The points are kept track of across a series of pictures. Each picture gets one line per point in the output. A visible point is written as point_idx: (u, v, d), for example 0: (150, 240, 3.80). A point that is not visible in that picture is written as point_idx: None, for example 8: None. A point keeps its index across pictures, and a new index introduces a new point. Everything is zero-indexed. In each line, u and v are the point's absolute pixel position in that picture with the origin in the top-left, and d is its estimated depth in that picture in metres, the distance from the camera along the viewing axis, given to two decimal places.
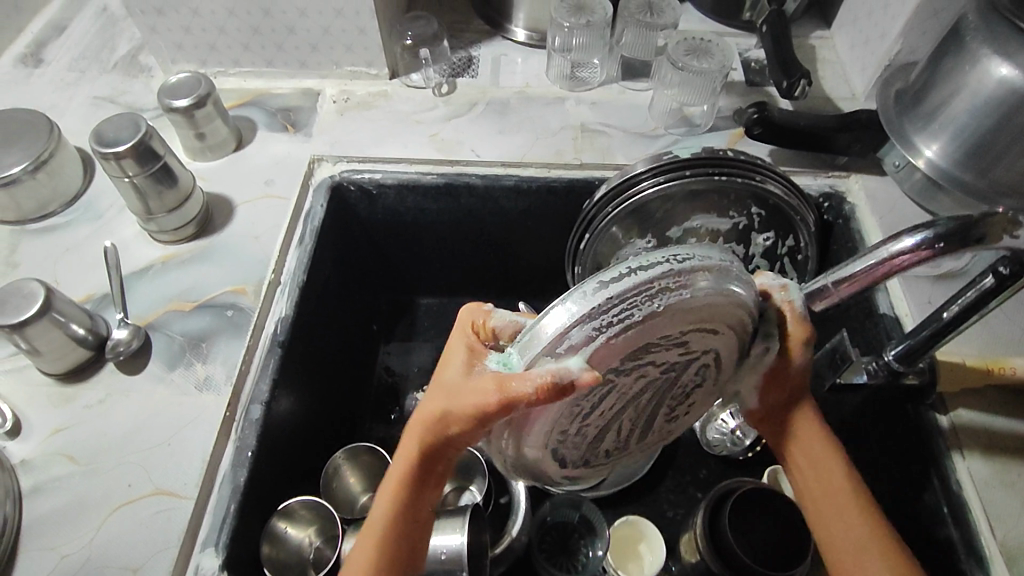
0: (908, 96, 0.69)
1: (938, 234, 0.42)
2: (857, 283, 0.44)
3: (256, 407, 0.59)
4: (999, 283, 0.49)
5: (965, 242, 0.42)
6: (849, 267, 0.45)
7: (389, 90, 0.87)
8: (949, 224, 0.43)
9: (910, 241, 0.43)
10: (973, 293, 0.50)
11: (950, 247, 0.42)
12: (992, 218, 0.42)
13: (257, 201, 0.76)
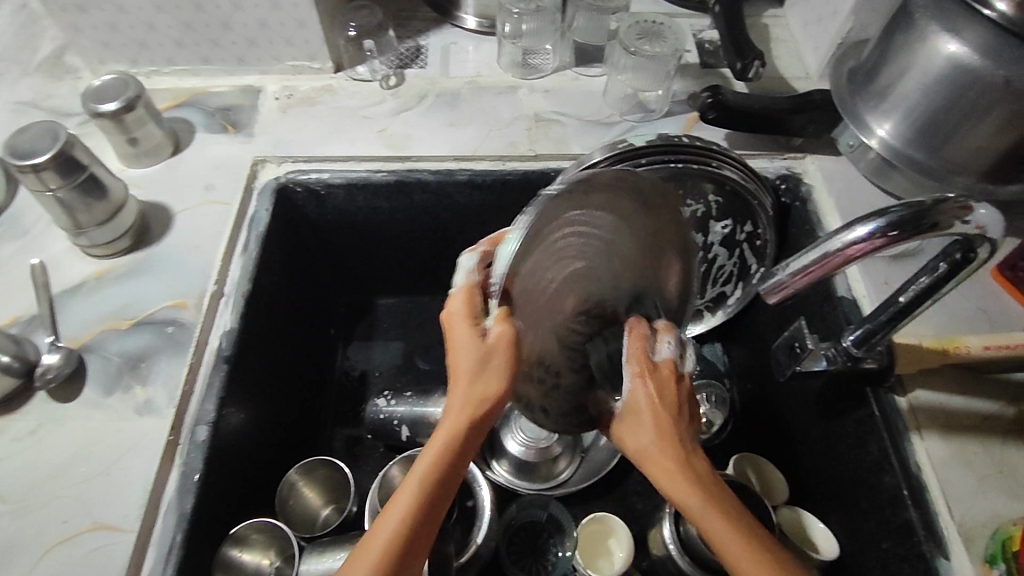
0: (860, 74, 0.69)
1: (890, 222, 0.41)
2: (813, 274, 0.43)
3: (202, 428, 0.57)
4: (952, 269, 0.48)
5: (920, 229, 0.41)
6: (801, 259, 0.43)
7: (335, 84, 0.83)
8: (901, 210, 0.41)
9: (863, 231, 0.41)
10: (927, 279, 0.50)
11: (904, 235, 0.41)
12: (943, 204, 0.41)
13: (197, 208, 0.72)
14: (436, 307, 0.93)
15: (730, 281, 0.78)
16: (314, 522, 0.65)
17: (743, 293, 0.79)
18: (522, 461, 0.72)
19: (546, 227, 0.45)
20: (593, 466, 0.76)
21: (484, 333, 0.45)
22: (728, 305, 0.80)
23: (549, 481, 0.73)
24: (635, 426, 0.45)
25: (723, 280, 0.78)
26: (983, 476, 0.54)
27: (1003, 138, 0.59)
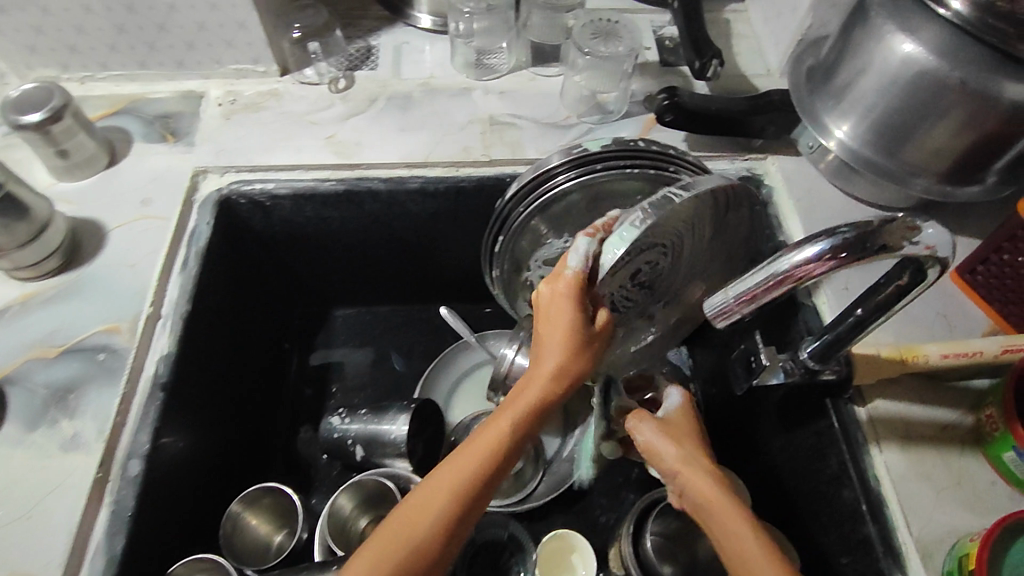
0: (819, 73, 0.67)
1: (837, 243, 0.38)
2: (759, 296, 0.41)
3: (134, 462, 0.54)
4: (903, 288, 0.45)
5: (867, 252, 0.38)
6: (748, 280, 0.41)
7: (280, 88, 0.80)
8: (852, 230, 0.38)
9: (812, 252, 0.39)
10: (880, 295, 0.46)
11: (852, 258, 0.38)
12: (892, 223, 0.38)
13: (132, 224, 0.68)
14: (395, 317, 0.90)
15: None
16: (267, 549, 0.62)
17: None
18: None
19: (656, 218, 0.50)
20: (561, 475, 0.76)
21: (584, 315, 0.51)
22: None
23: (521, 491, 0.72)
24: (675, 440, 0.52)
25: None
26: (940, 489, 0.53)
27: (960, 141, 0.58)
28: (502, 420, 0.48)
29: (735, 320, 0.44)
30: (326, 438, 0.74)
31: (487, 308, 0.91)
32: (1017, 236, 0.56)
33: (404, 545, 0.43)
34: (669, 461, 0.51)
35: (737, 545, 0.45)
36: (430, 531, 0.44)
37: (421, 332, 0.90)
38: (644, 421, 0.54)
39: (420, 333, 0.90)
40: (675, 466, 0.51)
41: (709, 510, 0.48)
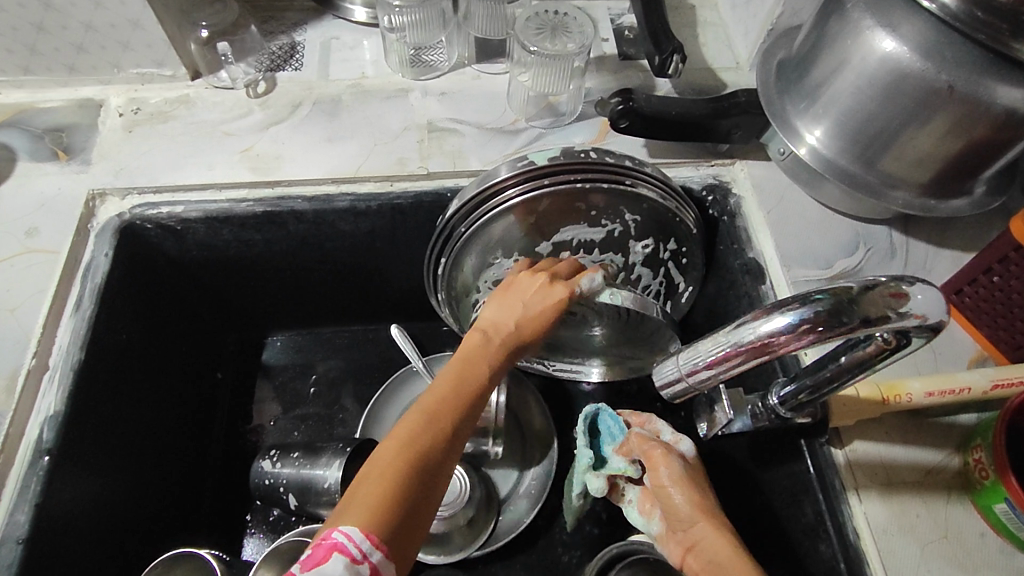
0: (790, 70, 0.60)
1: (810, 315, 0.32)
2: (720, 369, 0.36)
3: (9, 548, 0.47)
4: (887, 349, 0.37)
5: (844, 326, 0.32)
6: (703, 349, 0.36)
7: (192, 94, 0.71)
8: (829, 298, 0.32)
9: (781, 323, 0.33)
10: (861, 349, 0.39)
11: (828, 332, 0.32)
12: (872, 290, 0.32)
13: (15, 261, 0.60)
14: (338, 337, 0.81)
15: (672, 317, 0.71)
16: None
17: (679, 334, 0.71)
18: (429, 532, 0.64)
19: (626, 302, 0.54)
20: (516, 516, 0.69)
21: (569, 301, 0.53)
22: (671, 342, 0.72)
23: (468, 546, 0.66)
24: (684, 481, 0.52)
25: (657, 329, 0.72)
26: (924, 543, 0.48)
27: (944, 149, 0.52)
28: (488, 353, 0.51)
29: (694, 390, 0.39)
30: (256, 486, 0.67)
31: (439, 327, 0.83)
32: (1008, 258, 0.51)
33: (416, 455, 0.42)
34: (688, 507, 0.50)
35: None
36: (440, 441, 0.43)
37: (370, 355, 0.81)
38: (668, 464, 0.53)
39: (367, 356, 0.80)
40: (695, 513, 0.50)
41: (722, 566, 0.45)
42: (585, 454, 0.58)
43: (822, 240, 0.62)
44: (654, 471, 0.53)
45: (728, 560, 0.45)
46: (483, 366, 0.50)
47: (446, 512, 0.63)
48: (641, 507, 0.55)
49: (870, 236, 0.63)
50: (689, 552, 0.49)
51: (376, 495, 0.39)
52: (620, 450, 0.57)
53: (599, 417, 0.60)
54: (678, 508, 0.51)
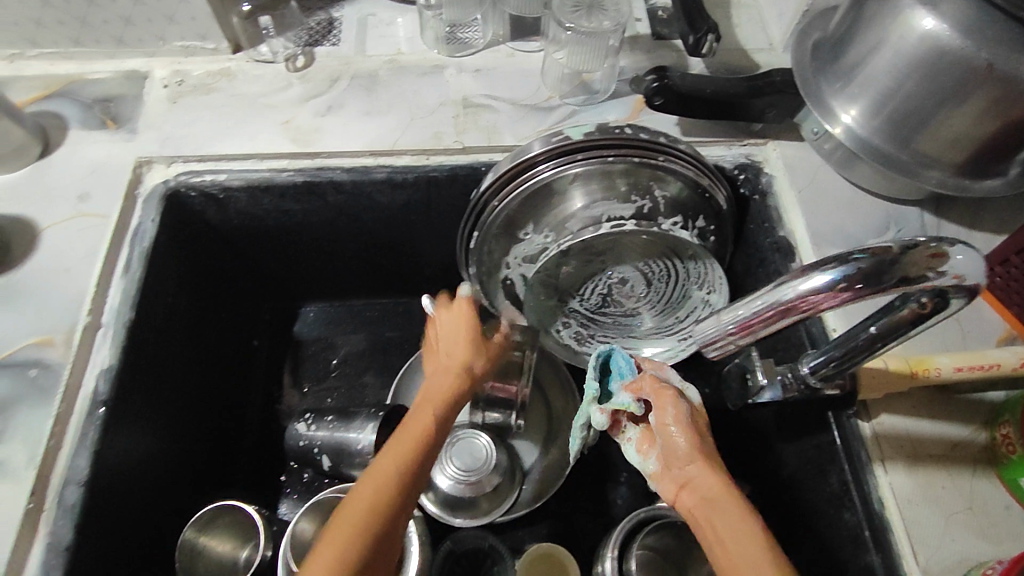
0: (826, 49, 0.60)
1: (853, 272, 0.33)
2: (757, 326, 0.37)
3: (71, 490, 0.50)
4: (923, 312, 0.40)
5: (884, 285, 0.33)
6: (744, 307, 0.37)
7: (233, 67, 0.72)
8: (868, 257, 0.33)
9: (821, 280, 0.34)
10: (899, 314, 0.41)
11: (869, 289, 0.34)
12: (914, 249, 0.33)
13: (68, 223, 0.62)
14: (368, 310, 0.84)
15: (702, 297, 0.73)
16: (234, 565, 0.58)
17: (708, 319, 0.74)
18: (453, 496, 0.66)
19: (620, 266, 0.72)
20: (543, 484, 0.72)
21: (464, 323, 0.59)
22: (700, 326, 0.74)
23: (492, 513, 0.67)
24: (680, 422, 0.51)
25: (687, 309, 0.75)
26: (949, 514, 0.49)
27: (980, 130, 0.52)
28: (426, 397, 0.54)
29: (730, 348, 0.40)
30: (292, 448, 0.69)
31: None
32: None
33: (355, 501, 0.44)
34: (687, 447, 0.50)
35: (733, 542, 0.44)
36: (380, 484, 0.45)
37: (400, 327, 0.83)
38: (674, 405, 0.52)
39: (397, 328, 0.83)
40: (694, 454, 0.50)
41: (717, 506, 0.47)
42: (592, 387, 0.60)
43: (853, 219, 0.63)
44: (660, 412, 0.52)
45: (722, 501, 0.47)
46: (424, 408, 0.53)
47: (473, 478, 0.65)
48: (639, 447, 0.55)
49: (900, 217, 0.63)
50: (683, 490, 0.49)
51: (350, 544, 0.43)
52: (630, 387, 0.55)
53: (611, 358, 0.60)
54: (676, 447, 0.51)
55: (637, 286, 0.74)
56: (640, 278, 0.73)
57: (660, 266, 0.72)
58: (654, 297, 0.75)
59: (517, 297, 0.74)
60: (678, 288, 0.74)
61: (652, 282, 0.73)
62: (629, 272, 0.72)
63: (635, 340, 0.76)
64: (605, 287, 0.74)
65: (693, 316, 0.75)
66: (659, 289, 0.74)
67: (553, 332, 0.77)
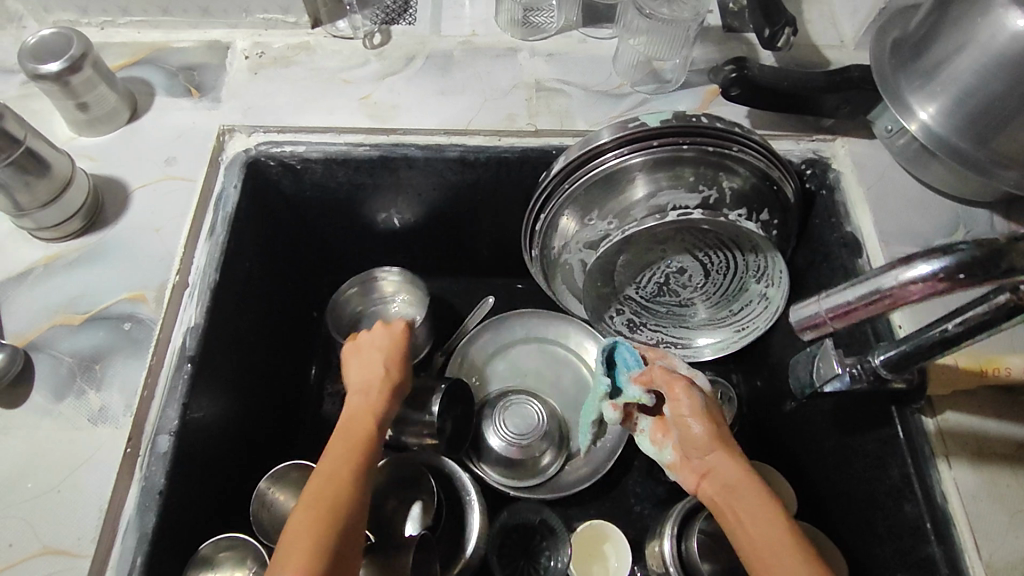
0: (906, 48, 0.61)
1: (960, 263, 0.34)
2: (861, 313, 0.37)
3: (163, 439, 0.52)
4: (1016, 304, 0.41)
5: (989, 276, 0.34)
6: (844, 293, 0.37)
7: (311, 42, 0.74)
8: (970, 252, 0.34)
9: (923, 271, 0.35)
10: (984, 310, 0.42)
11: (974, 280, 0.34)
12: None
13: (157, 185, 0.64)
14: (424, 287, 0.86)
15: (759, 292, 0.74)
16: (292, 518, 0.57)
17: (763, 316, 0.74)
18: (506, 458, 0.70)
19: (679, 256, 0.73)
20: (590, 465, 0.74)
21: (380, 345, 0.61)
22: (755, 321, 0.75)
23: (538, 477, 0.71)
24: (694, 414, 0.56)
25: (743, 303, 0.76)
26: (1012, 510, 0.50)
27: None
28: (366, 415, 0.56)
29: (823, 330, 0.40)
30: None
31: (517, 284, 0.86)
32: None
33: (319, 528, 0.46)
34: (704, 435, 0.54)
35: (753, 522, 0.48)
36: (335, 517, 0.47)
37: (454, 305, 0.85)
38: (689, 397, 0.56)
39: (452, 305, 0.85)
40: (711, 443, 0.54)
41: (736, 490, 0.51)
42: (603, 384, 0.64)
43: (922, 220, 0.64)
44: (673, 403, 0.57)
45: (743, 484, 0.51)
46: (361, 427, 0.55)
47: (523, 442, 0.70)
48: (652, 437, 0.60)
49: (970, 219, 0.64)
50: (703, 479, 0.54)
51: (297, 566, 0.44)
52: (641, 379, 0.60)
53: (617, 350, 0.65)
54: (694, 436, 0.55)
55: (693, 277, 0.75)
56: (699, 268, 0.74)
57: (719, 258, 0.73)
58: (711, 288, 0.76)
59: (573, 281, 0.75)
60: (735, 281, 0.75)
61: (710, 273, 0.74)
62: (688, 261, 0.73)
63: (687, 330, 0.79)
64: (662, 276, 0.75)
65: (749, 309, 0.75)
66: (717, 280, 0.75)
67: (606, 319, 0.78)
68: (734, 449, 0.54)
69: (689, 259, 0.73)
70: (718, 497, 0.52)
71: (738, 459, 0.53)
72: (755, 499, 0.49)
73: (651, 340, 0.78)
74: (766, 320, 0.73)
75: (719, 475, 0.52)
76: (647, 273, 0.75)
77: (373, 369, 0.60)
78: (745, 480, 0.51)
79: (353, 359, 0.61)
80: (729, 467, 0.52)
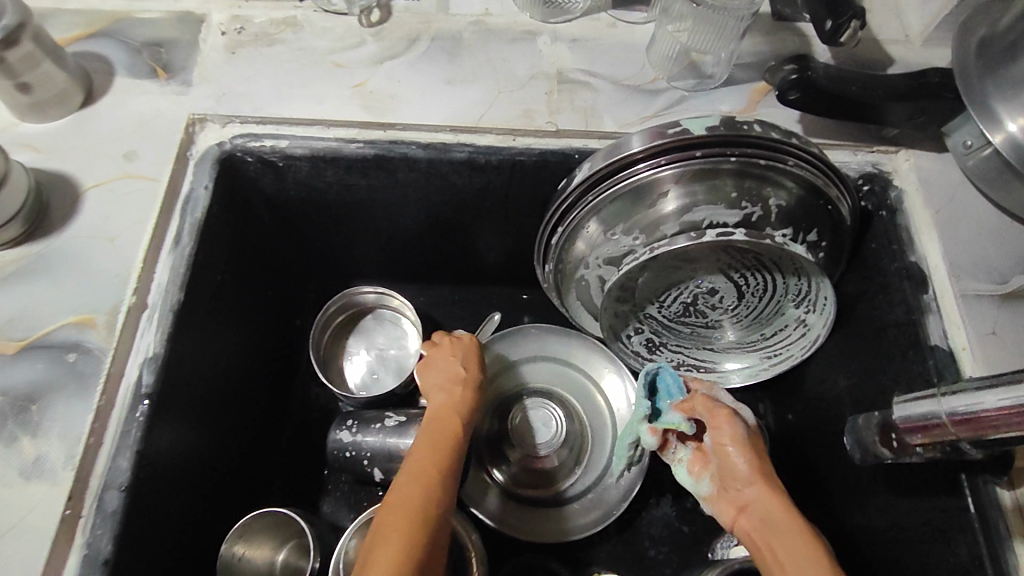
0: (998, 49, 0.52)
1: None
2: (996, 422, 0.37)
3: (112, 495, 0.44)
4: None
5: None
6: (978, 399, 0.37)
7: (299, 17, 0.64)
8: None
9: None
10: None
11: None
12: None
13: (113, 184, 0.55)
14: (423, 296, 0.77)
15: (797, 319, 0.65)
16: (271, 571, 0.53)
17: (801, 344, 0.66)
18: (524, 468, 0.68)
19: (710, 275, 0.63)
20: (601, 508, 0.67)
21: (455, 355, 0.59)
22: (791, 351, 0.66)
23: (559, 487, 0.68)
24: (736, 443, 0.49)
25: (777, 330, 0.67)
26: None
27: None
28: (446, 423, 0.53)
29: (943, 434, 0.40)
30: (337, 459, 0.62)
31: (524, 294, 0.77)
32: None
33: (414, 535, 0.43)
34: (747, 470, 0.48)
35: (798, 570, 0.43)
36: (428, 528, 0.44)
37: (455, 317, 0.76)
38: (732, 424, 0.50)
39: (453, 318, 0.76)
40: (753, 477, 0.48)
41: (778, 530, 0.46)
42: (641, 405, 0.56)
43: (996, 250, 0.56)
44: (713, 432, 0.50)
45: (786, 525, 0.45)
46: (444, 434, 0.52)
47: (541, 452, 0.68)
48: (692, 468, 0.53)
49: None
50: (741, 513, 0.48)
51: (390, 563, 0.41)
52: (681, 406, 0.53)
53: (660, 375, 0.57)
54: (735, 469, 0.49)
55: (724, 299, 0.66)
56: (731, 290, 0.64)
57: (756, 282, 0.63)
58: (743, 311, 0.67)
59: (588, 298, 0.66)
60: (771, 305, 0.65)
61: (744, 296, 0.65)
62: (720, 282, 0.64)
63: (712, 353, 0.70)
64: (689, 296, 0.66)
65: (785, 337, 0.67)
66: (750, 304, 0.66)
67: (623, 338, 0.69)
68: (774, 481, 0.49)
69: (722, 279, 0.63)
70: (757, 536, 0.47)
71: (779, 496, 0.47)
72: (799, 542, 0.44)
73: (673, 362, 0.70)
74: (804, 350, 0.64)
75: (759, 510, 0.47)
76: (672, 292, 0.65)
77: (449, 376, 0.57)
78: (788, 519, 0.46)
79: (426, 367, 0.59)
80: (769, 503, 0.47)
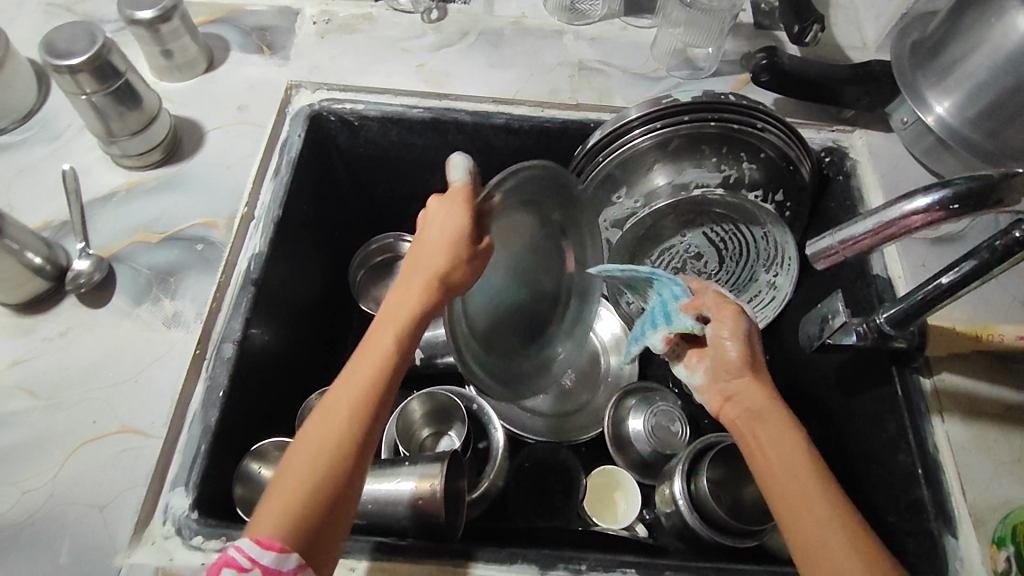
0: (925, 48, 0.66)
1: (955, 194, 0.40)
2: (862, 243, 0.43)
3: (227, 346, 0.57)
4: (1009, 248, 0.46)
5: (980, 206, 0.41)
6: (857, 226, 0.43)
7: (374, 13, 0.80)
8: (960, 185, 0.41)
9: (924, 202, 0.41)
10: (975, 261, 0.48)
11: (966, 209, 0.41)
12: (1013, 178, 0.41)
13: (229, 128, 0.70)
14: None
15: (768, 282, 0.78)
16: None
17: (771, 303, 0.77)
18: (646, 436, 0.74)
19: (694, 237, 0.75)
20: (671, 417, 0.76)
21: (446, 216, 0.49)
22: (764, 311, 0.77)
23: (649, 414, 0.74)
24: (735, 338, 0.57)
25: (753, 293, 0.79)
26: (999, 464, 0.55)
27: None
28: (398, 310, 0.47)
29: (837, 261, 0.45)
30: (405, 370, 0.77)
31: None
32: None
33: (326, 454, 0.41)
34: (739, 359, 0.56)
35: (777, 450, 0.49)
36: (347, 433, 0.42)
37: None
38: (736, 320, 0.57)
39: None
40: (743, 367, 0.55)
41: (760, 416, 0.52)
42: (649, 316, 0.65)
43: None
44: (717, 326, 0.58)
45: (768, 412, 0.52)
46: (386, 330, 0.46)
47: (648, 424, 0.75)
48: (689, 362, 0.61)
49: None
50: (729, 400, 0.55)
51: (303, 468, 0.40)
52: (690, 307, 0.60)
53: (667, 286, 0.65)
54: (729, 357, 0.56)
55: (708, 264, 0.77)
56: (715, 253, 0.76)
57: (734, 243, 0.75)
58: (723, 274, 0.78)
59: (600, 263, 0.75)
60: (747, 269, 0.78)
61: (725, 257, 0.77)
62: (706, 242, 0.75)
63: None
64: (681, 261, 0.77)
65: (760, 298, 0.78)
66: (730, 263, 0.77)
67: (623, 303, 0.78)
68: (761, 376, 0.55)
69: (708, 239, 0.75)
70: (741, 421, 0.53)
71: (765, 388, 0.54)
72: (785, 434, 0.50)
73: None
74: (775, 306, 0.76)
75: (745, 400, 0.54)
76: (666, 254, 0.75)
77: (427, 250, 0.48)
78: (771, 409, 0.52)
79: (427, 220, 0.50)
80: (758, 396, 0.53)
